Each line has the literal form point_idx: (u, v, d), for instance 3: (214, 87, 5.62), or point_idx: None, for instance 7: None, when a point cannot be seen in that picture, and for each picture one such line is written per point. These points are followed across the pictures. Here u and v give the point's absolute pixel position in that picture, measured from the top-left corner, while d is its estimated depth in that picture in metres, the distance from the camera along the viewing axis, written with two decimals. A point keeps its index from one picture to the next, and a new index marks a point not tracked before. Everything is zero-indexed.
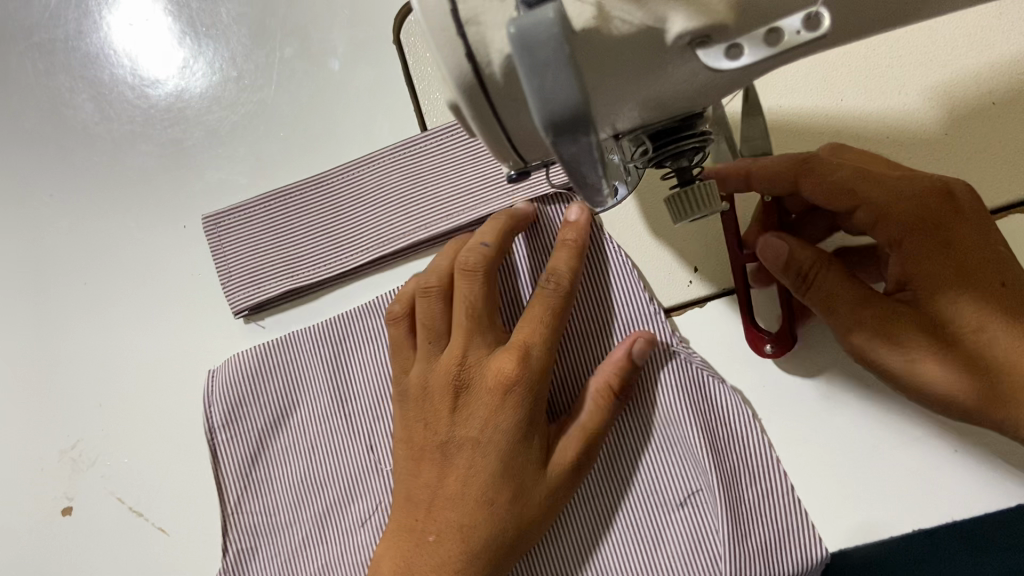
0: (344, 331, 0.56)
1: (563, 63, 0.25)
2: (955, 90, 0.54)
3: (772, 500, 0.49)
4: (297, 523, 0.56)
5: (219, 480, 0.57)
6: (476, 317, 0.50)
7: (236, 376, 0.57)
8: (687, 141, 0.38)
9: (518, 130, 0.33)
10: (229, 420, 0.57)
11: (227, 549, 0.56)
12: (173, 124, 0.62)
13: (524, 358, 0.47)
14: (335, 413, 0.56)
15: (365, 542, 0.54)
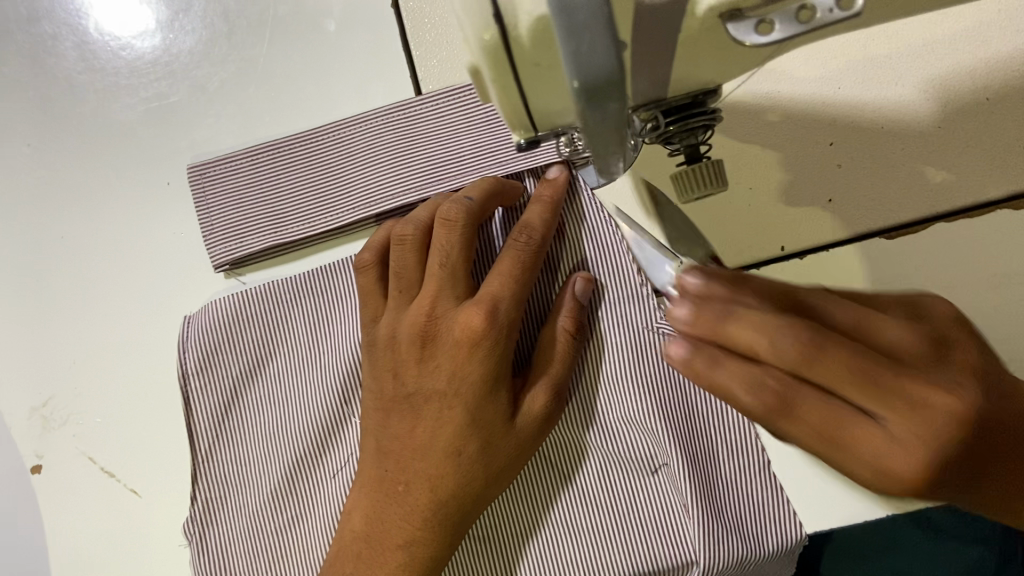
0: (325, 282, 0.56)
1: (601, 25, 0.25)
2: (950, 83, 0.54)
3: (742, 473, 0.51)
4: (267, 473, 0.55)
5: (191, 425, 0.56)
6: (449, 269, 0.49)
7: (213, 322, 0.56)
8: (696, 119, 0.38)
9: (537, 97, 0.32)
10: (204, 367, 0.56)
11: (196, 497, 0.56)
12: (159, 78, 0.60)
13: (493, 311, 0.47)
14: (310, 365, 0.55)
15: (334, 494, 0.54)
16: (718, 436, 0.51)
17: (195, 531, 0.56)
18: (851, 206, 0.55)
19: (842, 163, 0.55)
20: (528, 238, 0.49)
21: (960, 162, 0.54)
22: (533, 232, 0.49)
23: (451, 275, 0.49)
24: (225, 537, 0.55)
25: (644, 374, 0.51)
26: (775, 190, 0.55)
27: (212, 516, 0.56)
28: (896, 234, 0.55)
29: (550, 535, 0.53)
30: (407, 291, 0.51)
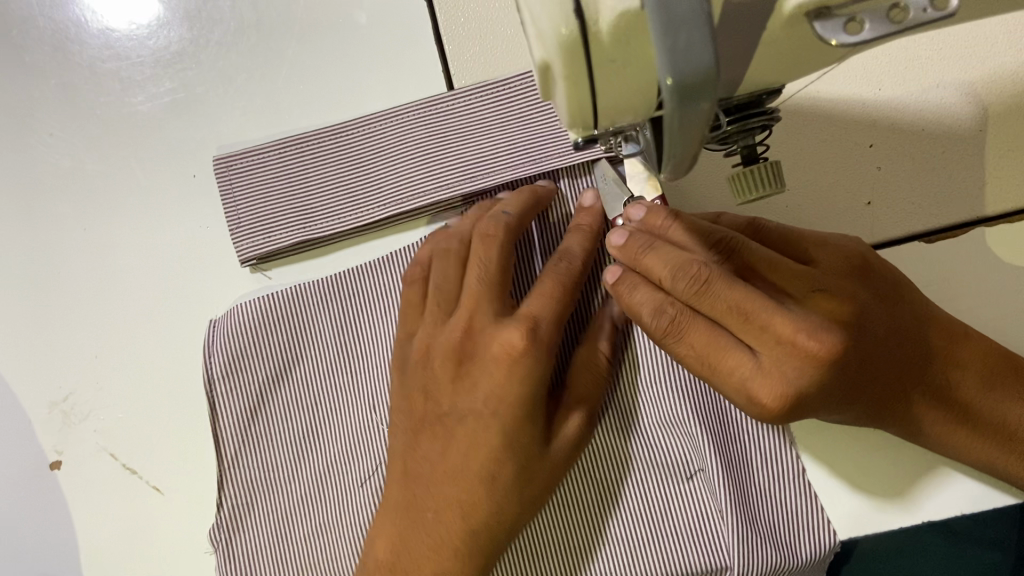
0: (354, 287, 0.55)
1: (699, 26, 0.24)
2: (991, 87, 0.53)
3: (780, 488, 0.49)
4: (296, 479, 0.55)
5: (215, 429, 0.55)
6: (487, 283, 0.49)
7: (240, 326, 0.55)
8: (755, 120, 0.37)
9: (607, 98, 0.31)
10: (229, 370, 0.55)
11: (221, 503, 0.55)
12: (185, 68, 0.59)
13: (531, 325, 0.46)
14: (340, 369, 0.55)
15: (367, 501, 0.53)
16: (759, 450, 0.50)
17: (220, 538, 0.55)
18: (890, 209, 0.54)
19: (882, 166, 0.54)
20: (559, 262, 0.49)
21: (1000, 166, 0.53)
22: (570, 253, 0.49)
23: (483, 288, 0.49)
24: (250, 544, 0.54)
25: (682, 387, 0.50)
26: (813, 192, 0.54)
27: (238, 523, 0.55)
28: (937, 237, 0.54)
29: (584, 551, 0.51)
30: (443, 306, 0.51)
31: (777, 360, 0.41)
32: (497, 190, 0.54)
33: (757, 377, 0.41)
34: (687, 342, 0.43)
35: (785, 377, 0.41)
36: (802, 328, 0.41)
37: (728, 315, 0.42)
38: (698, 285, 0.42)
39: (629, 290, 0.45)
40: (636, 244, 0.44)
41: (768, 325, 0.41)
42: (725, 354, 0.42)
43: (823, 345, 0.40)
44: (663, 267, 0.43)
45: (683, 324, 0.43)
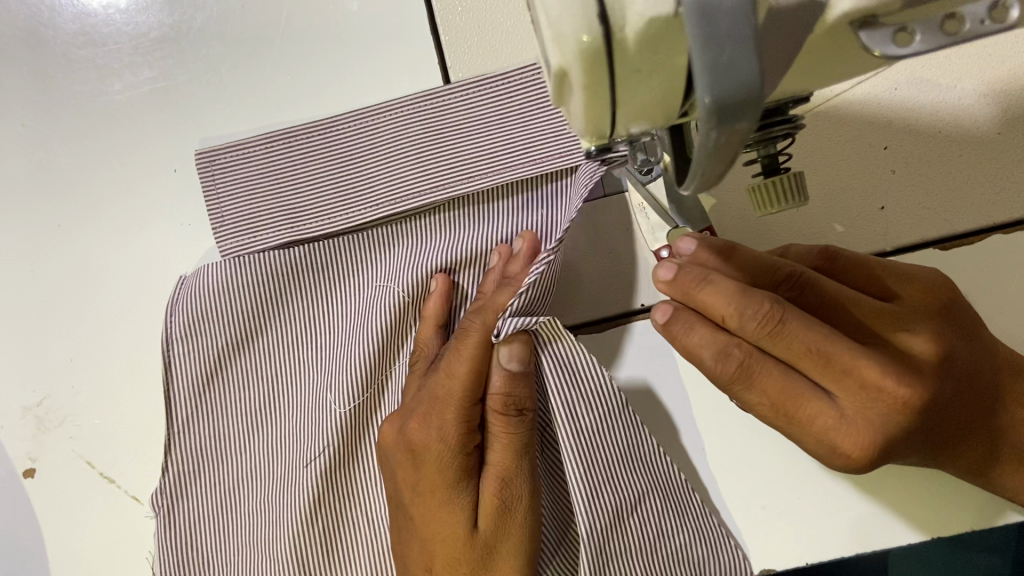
0: (316, 261, 0.53)
1: (745, 39, 0.22)
2: (1011, 88, 0.51)
3: (683, 508, 0.46)
4: (250, 449, 0.54)
5: (168, 394, 0.53)
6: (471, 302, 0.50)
7: (202, 289, 0.53)
8: (780, 128, 0.35)
9: (628, 107, 0.29)
10: (189, 331, 0.53)
11: (169, 466, 0.53)
12: (166, 55, 0.56)
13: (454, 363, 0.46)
14: (302, 342, 0.54)
15: (308, 480, 0.52)
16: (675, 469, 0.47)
17: (163, 502, 0.53)
18: (903, 214, 0.52)
19: (895, 169, 0.52)
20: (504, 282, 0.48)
21: (1019, 170, 0.52)
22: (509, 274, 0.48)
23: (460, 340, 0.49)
24: (194, 510, 0.53)
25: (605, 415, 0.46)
26: (824, 196, 0.52)
27: (182, 490, 0.54)
28: (951, 243, 0.52)
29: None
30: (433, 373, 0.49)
31: (861, 405, 0.41)
32: (496, 189, 0.51)
33: (840, 426, 0.41)
34: (760, 389, 0.42)
35: (871, 425, 0.40)
36: (888, 373, 0.40)
37: (802, 358, 0.41)
38: (772, 325, 0.40)
39: (685, 330, 0.43)
40: (689, 281, 0.42)
41: (846, 370, 0.40)
42: (801, 402, 0.41)
43: (912, 394, 0.40)
44: (727, 305, 0.41)
45: (751, 369, 0.42)
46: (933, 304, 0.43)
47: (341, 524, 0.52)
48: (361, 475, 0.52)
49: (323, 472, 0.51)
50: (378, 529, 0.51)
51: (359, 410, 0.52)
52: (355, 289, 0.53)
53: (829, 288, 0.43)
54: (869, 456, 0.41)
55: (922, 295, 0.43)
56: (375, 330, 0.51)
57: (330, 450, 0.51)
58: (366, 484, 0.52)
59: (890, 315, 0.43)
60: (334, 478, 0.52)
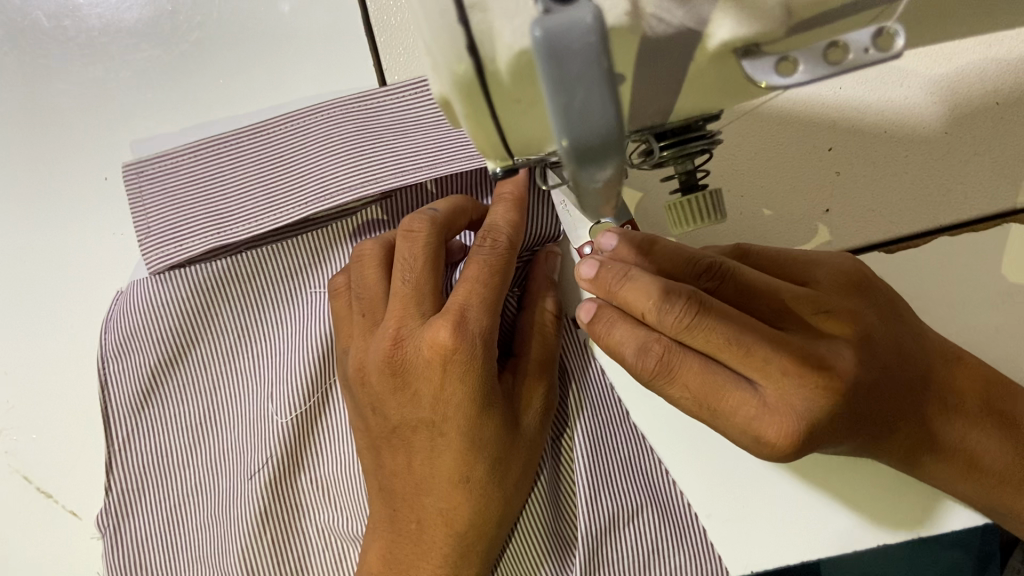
0: (246, 270, 0.51)
1: (597, 78, 0.20)
2: (959, 87, 0.50)
3: (680, 527, 0.46)
4: (191, 465, 0.53)
5: (105, 409, 0.52)
6: (415, 285, 0.45)
7: (135, 303, 0.52)
8: (694, 145, 0.33)
9: (516, 135, 0.28)
10: (122, 348, 0.52)
11: (110, 487, 0.52)
12: (96, 61, 0.54)
13: (462, 321, 0.42)
14: (239, 351, 0.53)
15: (255, 493, 0.51)
16: (678, 490, 0.47)
17: (107, 523, 0.52)
18: (849, 217, 0.51)
19: (839, 172, 0.51)
20: (494, 241, 0.44)
21: (965, 170, 0.50)
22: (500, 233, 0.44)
23: (419, 293, 0.45)
24: (138, 529, 0.52)
25: (609, 427, 0.48)
26: (767, 201, 0.51)
27: (126, 509, 0.53)
28: (896, 246, 0.51)
29: None
30: (370, 315, 0.47)
31: (785, 392, 0.39)
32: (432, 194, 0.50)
33: (764, 414, 0.39)
34: (681, 382, 0.40)
35: (795, 411, 0.39)
36: (806, 355, 0.40)
37: (725, 350, 0.39)
38: (686, 319, 0.39)
39: (607, 328, 0.42)
40: (610, 277, 0.41)
41: (770, 356, 0.39)
42: (724, 392, 0.40)
43: (835, 376, 0.39)
44: (646, 300, 0.40)
45: (671, 362, 0.40)
46: (846, 283, 0.43)
47: (292, 534, 0.50)
48: (308, 482, 0.51)
49: (267, 483, 0.51)
50: (330, 538, 0.50)
51: (304, 419, 0.51)
52: (293, 296, 0.52)
53: (749, 274, 0.43)
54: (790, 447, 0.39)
55: (838, 281, 0.44)
56: (319, 336, 0.51)
57: (274, 461, 0.51)
58: (316, 492, 0.51)
59: (807, 299, 0.42)
60: (283, 484, 0.51)
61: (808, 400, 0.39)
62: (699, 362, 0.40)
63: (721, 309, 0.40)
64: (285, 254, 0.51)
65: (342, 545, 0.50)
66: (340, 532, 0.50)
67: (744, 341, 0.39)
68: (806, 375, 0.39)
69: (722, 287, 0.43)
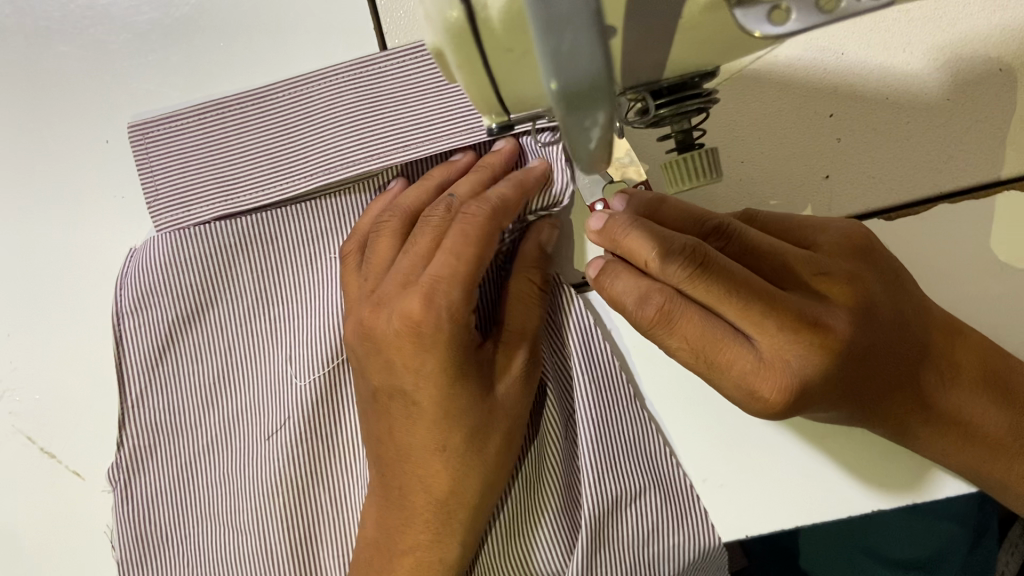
0: (264, 233, 0.51)
1: (586, 19, 0.20)
2: (961, 52, 0.49)
3: (681, 504, 0.47)
4: (204, 425, 0.53)
5: (121, 364, 0.53)
6: (420, 261, 0.45)
7: (149, 260, 0.52)
8: (690, 103, 0.33)
9: (511, 87, 0.28)
10: (138, 305, 0.53)
11: (122, 444, 0.53)
12: (96, 23, 0.54)
13: (432, 295, 0.42)
14: (255, 315, 0.52)
15: (275, 458, 0.51)
16: (681, 472, 0.47)
17: (121, 478, 0.53)
18: (849, 183, 0.51)
19: (840, 138, 0.51)
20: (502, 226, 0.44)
21: (966, 135, 0.50)
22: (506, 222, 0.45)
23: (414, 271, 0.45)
24: (152, 485, 0.53)
25: (609, 397, 0.47)
26: (767, 169, 0.51)
27: (140, 466, 0.53)
28: (897, 213, 0.51)
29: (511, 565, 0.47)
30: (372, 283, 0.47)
31: (779, 348, 0.40)
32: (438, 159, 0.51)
33: (758, 370, 0.40)
34: (681, 333, 0.41)
35: (788, 368, 0.40)
36: (806, 317, 0.40)
37: (722, 302, 0.40)
38: (692, 269, 0.39)
39: (610, 280, 0.42)
40: (616, 227, 0.41)
41: (765, 313, 0.40)
42: (720, 346, 0.41)
43: (830, 335, 0.40)
44: (649, 249, 0.40)
45: (672, 313, 0.41)
46: (848, 247, 0.44)
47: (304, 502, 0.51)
48: (326, 454, 0.51)
49: (285, 445, 0.51)
50: (343, 506, 0.51)
51: (321, 387, 0.51)
52: (308, 261, 0.52)
53: (752, 233, 0.43)
54: (778, 405, 0.41)
55: (838, 242, 0.44)
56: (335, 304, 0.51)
57: (291, 425, 0.51)
58: (336, 458, 0.51)
59: (809, 262, 0.43)
60: (300, 458, 0.51)
61: (799, 357, 0.40)
62: (708, 319, 0.41)
63: (723, 262, 0.40)
64: (299, 218, 0.51)
65: (350, 515, 0.51)
66: (353, 498, 0.51)
67: (744, 294, 0.39)
68: (800, 332, 0.40)
69: (726, 243, 0.43)
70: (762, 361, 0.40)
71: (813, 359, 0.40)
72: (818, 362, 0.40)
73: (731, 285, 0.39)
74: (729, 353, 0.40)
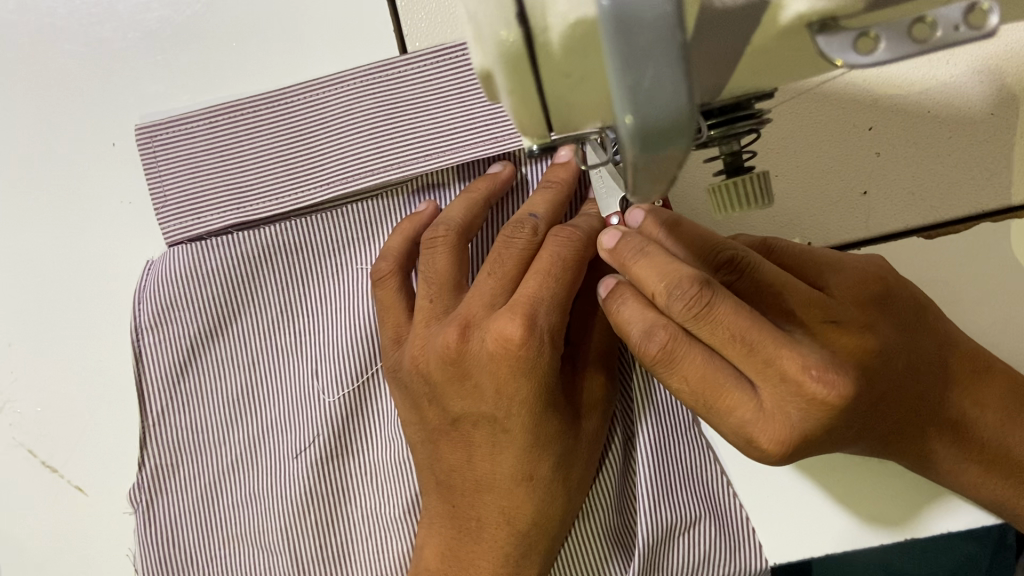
0: (293, 242, 0.49)
1: (670, 53, 0.18)
2: (1009, 65, 0.47)
3: (736, 544, 0.45)
4: (228, 443, 0.51)
5: (142, 381, 0.51)
6: (499, 283, 0.42)
7: (171, 273, 0.50)
8: (742, 124, 0.31)
9: (563, 113, 0.25)
10: (159, 321, 0.50)
11: (143, 464, 0.51)
12: (102, 21, 0.52)
13: (532, 320, 0.39)
14: (281, 328, 0.51)
15: (301, 475, 0.50)
16: (737, 501, 0.46)
17: (142, 499, 0.51)
18: (887, 201, 0.49)
19: (879, 152, 0.49)
20: (575, 239, 0.42)
21: (1012, 152, 0.48)
22: (580, 232, 0.42)
23: (498, 293, 0.42)
24: (177, 505, 0.51)
25: (668, 424, 0.46)
26: (804, 183, 0.49)
27: (163, 486, 0.51)
28: (937, 232, 0.49)
29: None
30: (437, 302, 0.45)
31: (780, 399, 0.37)
32: (474, 167, 0.48)
33: (759, 419, 0.37)
34: (681, 373, 0.38)
35: (789, 422, 0.37)
36: (812, 367, 0.36)
37: (727, 346, 0.37)
38: (699, 307, 0.36)
39: (617, 305, 0.39)
40: (626, 252, 0.39)
41: (769, 361, 0.37)
42: (723, 391, 0.37)
43: (833, 392, 0.36)
44: (658, 280, 0.37)
45: (675, 352, 0.37)
46: (861, 291, 0.42)
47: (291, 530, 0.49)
48: (357, 470, 0.50)
49: (312, 464, 0.50)
50: (373, 526, 0.49)
51: (350, 401, 0.49)
52: (335, 272, 0.50)
53: (768, 267, 0.40)
54: (781, 454, 0.38)
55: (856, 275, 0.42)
56: (363, 318, 0.49)
57: (320, 442, 0.49)
58: (367, 479, 0.50)
59: (822, 306, 0.40)
60: (329, 472, 0.50)
61: (802, 407, 0.37)
62: (711, 359, 0.37)
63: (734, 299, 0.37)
64: (329, 227, 0.49)
65: (385, 537, 0.49)
66: (384, 517, 0.49)
67: (747, 341, 0.36)
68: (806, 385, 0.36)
69: (738, 280, 0.41)
70: (763, 410, 0.37)
71: (816, 413, 0.37)
72: (824, 417, 0.37)
73: (736, 330, 0.36)
74: (732, 402, 0.37)
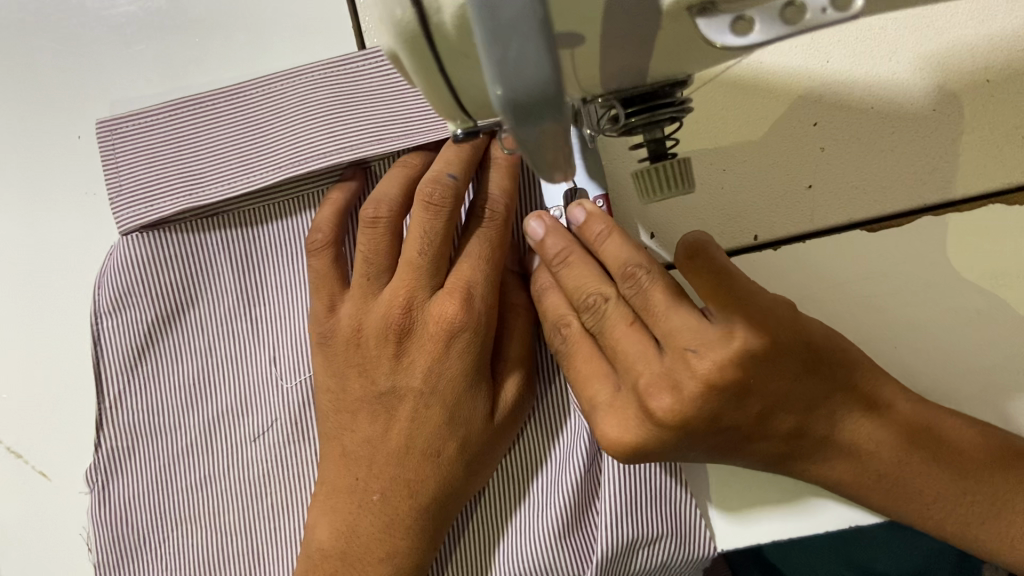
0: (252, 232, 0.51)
1: (532, 27, 0.20)
2: (949, 62, 0.48)
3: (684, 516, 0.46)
4: (183, 425, 0.52)
5: (99, 360, 0.52)
6: (428, 258, 0.47)
7: (129, 257, 0.51)
8: (663, 112, 0.32)
9: (471, 95, 0.27)
10: (117, 304, 0.51)
11: (100, 445, 0.52)
12: (70, 16, 0.53)
13: (468, 301, 0.46)
14: (239, 313, 0.52)
15: (258, 455, 0.52)
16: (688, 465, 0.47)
17: (96, 479, 0.52)
18: (834, 195, 0.49)
19: (824, 147, 0.50)
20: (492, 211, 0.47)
21: (955, 148, 0.49)
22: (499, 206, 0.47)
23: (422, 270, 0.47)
24: (129, 488, 0.52)
25: None
26: (751, 177, 0.50)
27: (117, 468, 0.52)
28: (881, 225, 0.49)
29: (515, 548, 0.47)
30: (374, 279, 0.49)
31: (629, 401, 0.42)
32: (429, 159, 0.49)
33: (606, 414, 0.42)
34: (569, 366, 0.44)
35: (627, 426, 0.41)
36: (655, 377, 0.41)
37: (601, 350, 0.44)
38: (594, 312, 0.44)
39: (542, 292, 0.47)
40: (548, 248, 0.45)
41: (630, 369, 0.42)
42: (588, 385, 0.43)
43: (661, 406, 0.40)
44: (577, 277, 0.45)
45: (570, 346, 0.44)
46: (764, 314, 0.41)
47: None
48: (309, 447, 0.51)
49: (272, 446, 0.52)
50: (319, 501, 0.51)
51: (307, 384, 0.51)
52: (292, 258, 0.52)
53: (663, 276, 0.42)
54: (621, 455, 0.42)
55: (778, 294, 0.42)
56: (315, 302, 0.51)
57: (280, 426, 0.51)
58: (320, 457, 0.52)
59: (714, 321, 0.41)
60: (286, 450, 0.52)
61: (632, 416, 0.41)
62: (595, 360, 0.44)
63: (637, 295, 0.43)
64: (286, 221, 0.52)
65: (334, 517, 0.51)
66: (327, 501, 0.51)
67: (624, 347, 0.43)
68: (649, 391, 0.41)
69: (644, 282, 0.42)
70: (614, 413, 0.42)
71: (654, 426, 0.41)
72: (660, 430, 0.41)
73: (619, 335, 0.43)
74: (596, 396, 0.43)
